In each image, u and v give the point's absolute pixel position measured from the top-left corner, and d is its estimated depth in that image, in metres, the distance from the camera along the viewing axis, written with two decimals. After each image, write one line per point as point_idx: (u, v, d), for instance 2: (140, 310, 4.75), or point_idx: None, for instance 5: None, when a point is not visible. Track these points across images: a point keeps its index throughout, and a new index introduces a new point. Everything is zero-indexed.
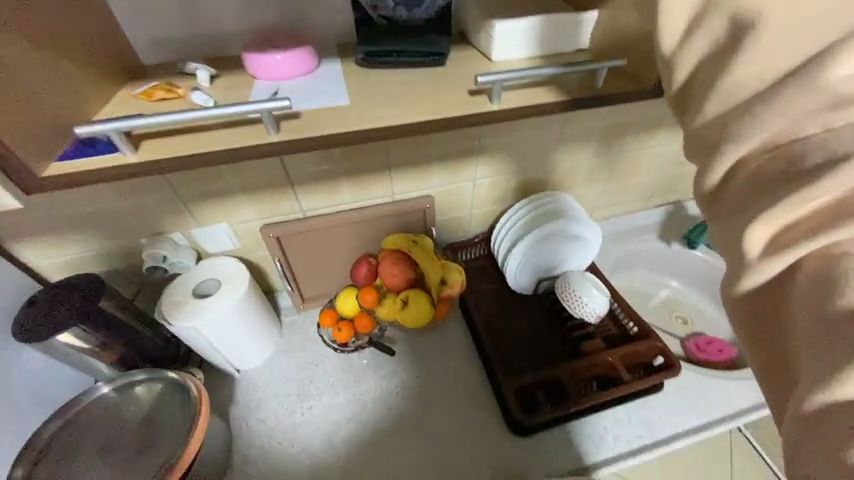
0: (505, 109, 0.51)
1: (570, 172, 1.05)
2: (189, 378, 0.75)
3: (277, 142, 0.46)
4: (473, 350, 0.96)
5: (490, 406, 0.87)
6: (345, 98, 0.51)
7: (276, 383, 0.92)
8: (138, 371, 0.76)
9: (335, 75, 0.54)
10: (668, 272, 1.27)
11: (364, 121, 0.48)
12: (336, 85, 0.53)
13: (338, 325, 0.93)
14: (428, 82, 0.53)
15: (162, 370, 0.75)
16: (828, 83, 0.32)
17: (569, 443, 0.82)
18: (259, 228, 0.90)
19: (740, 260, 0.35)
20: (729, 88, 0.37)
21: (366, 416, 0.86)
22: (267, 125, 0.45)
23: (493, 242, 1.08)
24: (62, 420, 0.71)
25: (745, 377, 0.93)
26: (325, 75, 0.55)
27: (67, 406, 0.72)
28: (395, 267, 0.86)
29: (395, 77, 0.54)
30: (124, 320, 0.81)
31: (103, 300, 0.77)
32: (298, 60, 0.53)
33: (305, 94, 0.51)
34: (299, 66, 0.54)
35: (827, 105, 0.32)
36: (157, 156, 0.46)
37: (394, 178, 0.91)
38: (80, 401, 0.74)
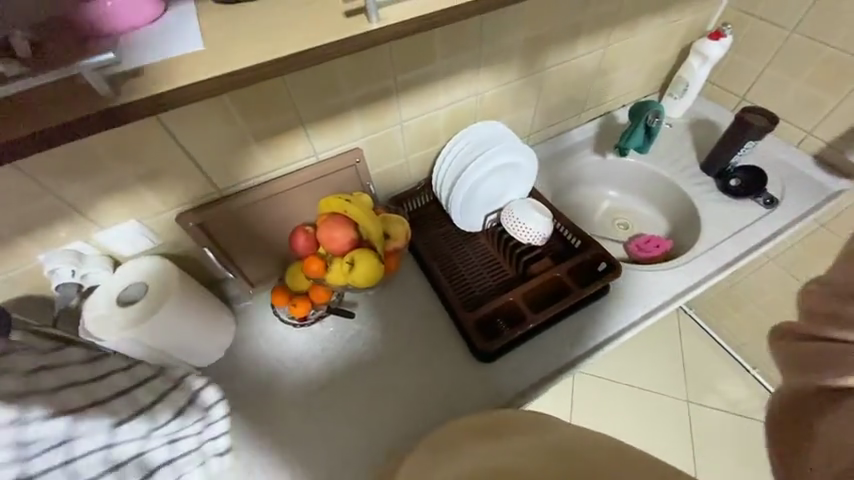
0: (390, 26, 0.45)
1: (498, 97, 1.01)
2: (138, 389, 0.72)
3: (123, 107, 0.39)
4: (433, 295, 0.97)
5: (457, 342, 0.90)
6: (202, 43, 0.44)
7: (240, 372, 0.89)
8: None
9: (191, 20, 0.46)
10: (607, 184, 1.32)
11: (230, 67, 0.42)
12: (190, 30, 0.45)
13: (291, 301, 0.89)
14: (298, 10, 0.46)
15: None
16: None
17: (532, 356, 0.88)
18: (176, 218, 0.82)
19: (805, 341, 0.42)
20: None
21: (339, 380, 0.87)
22: (93, 83, 0.38)
23: (434, 185, 1.06)
24: None
25: (678, 264, 1.01)
26: (175, 19, 0.46)
27: None
28: (334, 229, 0.82)
29: (259, 10, 0.47)
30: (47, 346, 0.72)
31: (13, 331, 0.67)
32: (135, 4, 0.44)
33: (151, 45, 0.43)
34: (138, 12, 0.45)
35: None
36: None
37: (313, 137, 0.84)
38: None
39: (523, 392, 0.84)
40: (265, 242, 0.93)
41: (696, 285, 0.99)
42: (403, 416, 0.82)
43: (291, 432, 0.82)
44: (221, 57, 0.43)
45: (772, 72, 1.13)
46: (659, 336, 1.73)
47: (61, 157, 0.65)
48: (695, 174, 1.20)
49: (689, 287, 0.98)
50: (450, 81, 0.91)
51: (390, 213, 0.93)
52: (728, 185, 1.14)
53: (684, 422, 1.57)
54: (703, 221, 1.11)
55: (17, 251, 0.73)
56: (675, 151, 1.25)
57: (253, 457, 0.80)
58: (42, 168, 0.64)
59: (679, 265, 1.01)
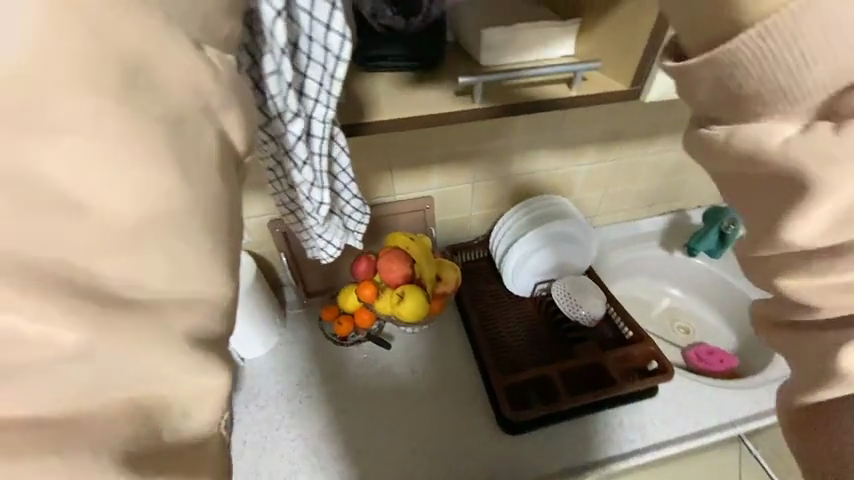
0: (487, 107, 0.56)
1: (569, 176, 1.07)
2: None
3: None
4: (469, 348, 0.97)
5: (482, 402, 0.89)
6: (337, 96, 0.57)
7: (276, 373, 0.95)
8: None
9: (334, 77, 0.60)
10: (670, 281, 1.27)
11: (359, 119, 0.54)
12: None
13: (337, 319, 0.96)
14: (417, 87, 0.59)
15: None
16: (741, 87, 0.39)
17: (557, 441, 0.83)
18: (267, 223, 0.95)
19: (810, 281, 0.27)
20: None
21: (362, 407, 0.90)
22: None
23: (491, 243, 1.09)
24: None
25: (741, 385, 0.92)
26: None
27: None
28: (393, 263, 0.89)
29: (388, 82, 0.60)
30: None
31: None
32: None
33: None
34: None
35: None
36: None
37: (396, 178, 0.95)
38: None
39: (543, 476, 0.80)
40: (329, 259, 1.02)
41: (761, 415, 0.89)
42: (413, 461, 0.82)
43: (307, 445, 0.85)
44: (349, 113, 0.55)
45: None
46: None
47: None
48: None
49: (753, 416, 0.88)
50: (527, 155, 0.99)
51: (445, 260, 0.98)
52: None
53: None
54: None
55: None
56: None
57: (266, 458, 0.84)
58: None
59: (743, 387, 0.92)
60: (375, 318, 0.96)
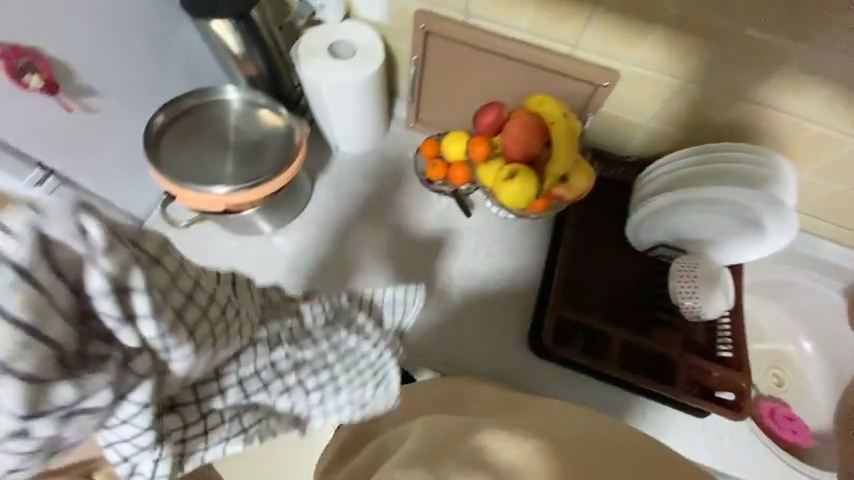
0: None
1: (806, 141, 0.75)
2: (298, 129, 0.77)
3: None
4: (543, 261, 0.87)
5: (525, 312, 0.84)
6: None
7: (360, 176, 0.95)
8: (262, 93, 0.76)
9: None
10: (811, 330, 0.99)
11: None
12: None
13: (434, 162, 0.92)
14: None
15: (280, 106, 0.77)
16: None
17: (575, 385, 0.79)
18: (417, 12, 0.80)
19: None
20: None
21: (417, 249, 0.90)
22: None
23: (644, 173, 0.84)
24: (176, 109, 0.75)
25: (800, 467, 0.79)
26: None
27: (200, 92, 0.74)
28: (525, 132, 0.70)
29: None
30: (271, 42, 0.81)
31: (254, 11, 0.76)
32: None
33: None
34: None
35: None
36: None
37: (592, 24, 0.71)
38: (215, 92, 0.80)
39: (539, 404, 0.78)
40: (457, 92, 0.89)
41: None
42: (436, 319, 0.84)
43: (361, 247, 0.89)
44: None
45: None
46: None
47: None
48: None
49: None
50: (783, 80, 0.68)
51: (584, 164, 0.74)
52: None
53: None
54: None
55: None
56: None
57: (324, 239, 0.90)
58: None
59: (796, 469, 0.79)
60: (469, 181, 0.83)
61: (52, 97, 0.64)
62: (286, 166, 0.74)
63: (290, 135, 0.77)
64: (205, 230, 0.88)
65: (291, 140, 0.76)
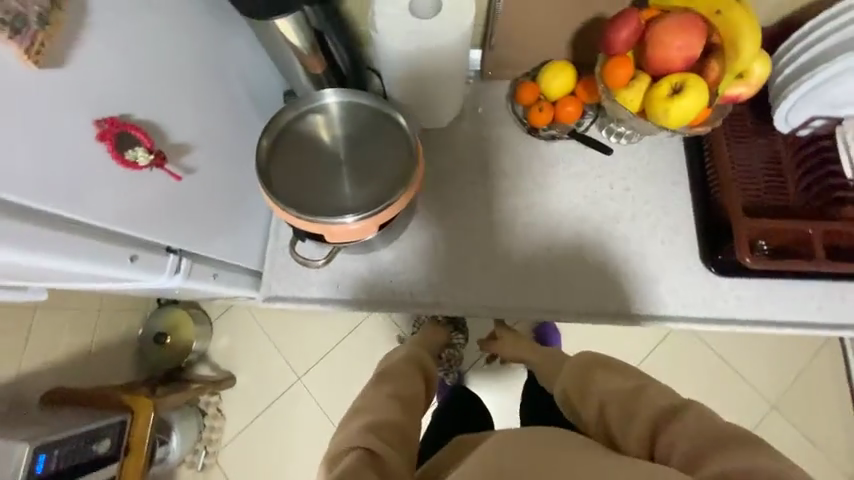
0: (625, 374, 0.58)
1: None
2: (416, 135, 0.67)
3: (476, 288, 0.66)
4: (693, 176, 0.80)
5: (688, 233, 0.78)
6: None
7: (458, 150, 0.87)
8: (368, 96, 0.68)
9: None
10: None
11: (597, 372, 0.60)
12: None
13: (537, 105, 0.81)
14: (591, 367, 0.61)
15: (395, 111, 0.68)
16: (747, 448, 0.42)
17: (768, 294, 0.75)
18: None
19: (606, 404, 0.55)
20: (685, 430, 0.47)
21: (549, 206, 0.82)
22: None
23: (788, 48, 0.77)
24: (276, 131, 0.66)
25: None
26: None
27: (303, 100, 0.68)
28: (686, 34, 0.59)
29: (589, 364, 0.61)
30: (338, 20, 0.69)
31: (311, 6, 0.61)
32: None
33: None
34: None
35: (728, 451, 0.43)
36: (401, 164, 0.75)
37: None
38: (307, 100, 0.68)
39: (733, 322, 0.74)
40: (552, 19, 0.77)
41: None
42: (602, 274, 0.78)
43: (492, 224, 0.82)
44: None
45: None
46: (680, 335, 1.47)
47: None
48: None
49: None
50: None
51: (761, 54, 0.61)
52: None
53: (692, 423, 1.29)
54: None
55: None
56: None
57: (450, 228, 0.82)
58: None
59: None
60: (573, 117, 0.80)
61: (162, 170, 0.53)
62: (416, 171, 0.64)
63: (406, 135, 0.67)
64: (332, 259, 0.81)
65: (409, 140, 0.67)
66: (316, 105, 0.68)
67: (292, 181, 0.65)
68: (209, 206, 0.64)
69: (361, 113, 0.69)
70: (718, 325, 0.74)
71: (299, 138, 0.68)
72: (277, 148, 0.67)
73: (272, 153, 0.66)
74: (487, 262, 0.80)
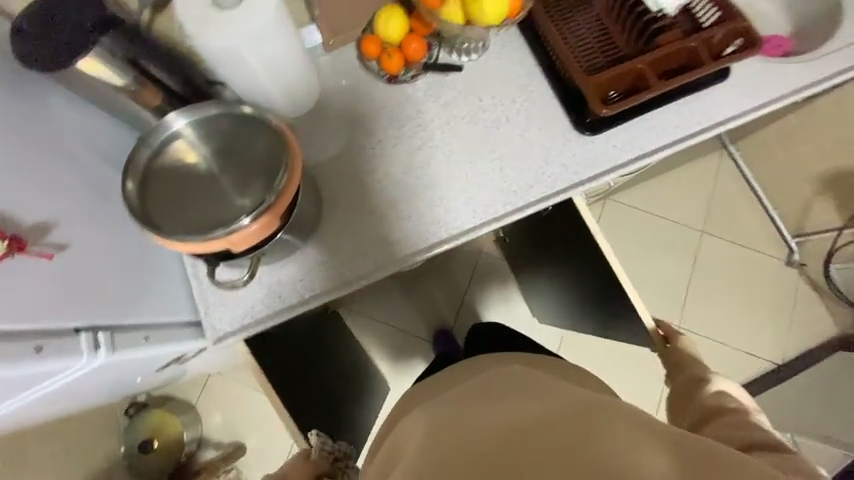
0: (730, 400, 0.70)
1: None
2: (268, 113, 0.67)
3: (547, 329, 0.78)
4: (539, 62, 0.88)
5: (556, 113, 0.86)
6: None
7: (335, 125, 0.88)
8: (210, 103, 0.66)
9: None
10: None
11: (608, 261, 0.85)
12: None
13: (384, 54, 0.86)
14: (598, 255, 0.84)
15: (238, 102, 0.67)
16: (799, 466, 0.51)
17: (636, 132, 0.85)
18: None
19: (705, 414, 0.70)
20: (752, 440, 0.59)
21: (435, 141, 0.87)
22: None
23: None
24: (137, 177, 0.65)
25: (807, 59, 0.92)
26: None
27: (148, 136, 0.65)
28: None
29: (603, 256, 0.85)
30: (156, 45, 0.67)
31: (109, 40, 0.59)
32: None
33: None
34: None
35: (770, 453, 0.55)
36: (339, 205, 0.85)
37: None
38: (156, 133, 0.66)
39: (620, 164, 0.84)
40: None
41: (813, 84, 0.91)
42: (504, 177, 0.84)
43: (394, 177, 0.85)
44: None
45: None
46: (603, 220, 1.78)
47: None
48: None
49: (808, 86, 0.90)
50: None
51: None
52: None
53: (648, 294, 1.73)
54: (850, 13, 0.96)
55: None
56: None
57: (360, 197, 0.84)
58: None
59: (806, 61, 0.91)
60: (422, 50, 0.85)
61: (25, 254, 0.53)
62: (292, 149, 0.65)
63: (266, 122, 0.67)
64: (259, 275, 0.79)
65: (271, 127, 0.67)
66: (166, 136, 0.67)
67: (178, 216, 0.64)
68: (103, 273, 0.65)
69: (215, 123, 0.68)
70: (610, 173, 0.84)
71: (166, 173, 0.66)
72: (148, 193, 0.65)
73: (144, 201, 0.64)
74: (405, 214, 0.83)
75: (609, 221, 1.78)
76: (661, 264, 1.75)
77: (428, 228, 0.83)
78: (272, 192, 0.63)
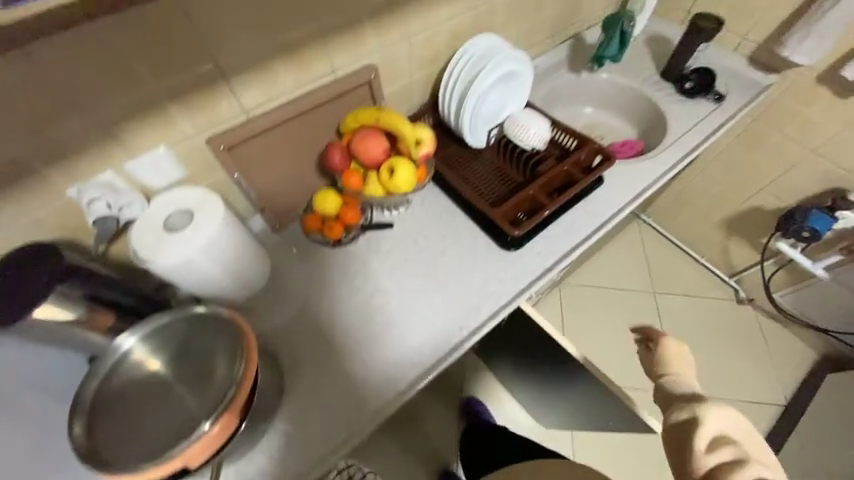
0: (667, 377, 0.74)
1: (488, 15, 1.09)
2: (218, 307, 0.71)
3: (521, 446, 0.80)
4: (455, 203, 1.06)
5: (482, 239, 1.00)
6: None
7: (288, 294, 0.94)
8: (161, 314, 0.69)
9: None
10: (581, 101, 1.47)
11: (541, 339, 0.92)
12: None
13: (324, 225, 0.97)
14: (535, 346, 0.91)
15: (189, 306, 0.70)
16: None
17: (551, 239, 1.00)
18: (204, 143, 0.79)
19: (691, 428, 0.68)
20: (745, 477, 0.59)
21: (383, 289, 0.94)
22: None
23: (441, 108, 1.12)
24: (86, 415, 0.64)
25: (654, 155, 1.19)
26: None
27: (98, 367, 0.66)
28: (368, 142, 0.85)
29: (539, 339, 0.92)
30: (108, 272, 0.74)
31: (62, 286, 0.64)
32: None
33: None
34: None
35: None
36: (298, 369, 0.85)
37: (333, 50, 0.85)
38: (106, 361, 0.67)
39: (549, 268, 0.96)
40: (289, 170, 0.94)
41: (667, 170, 1.16)
42: (452, 304, 0.92)
43: (351, 331, 0.89)
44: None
45: None
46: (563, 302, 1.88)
47: (78, 48, 0.59)
48: (658, 81, 1.38)
49: (663, 173, 1.15)
50: None
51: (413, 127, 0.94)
52: (683, 87, 1.33)
53: (617, 370, 1.73)
54: (670, 117, 1.28)
55: (43, 182, 0.66)
56: (640, 64, 1.42)
57: (323, 359, 0.86)
58: (56, 57, 0.58)
59: (655, 156, 1.18)
60: (359, 212, 0.98)
61: None
62: (246, 338, 0.68)
63: (215, 318, 0.71)
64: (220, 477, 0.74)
65: (224, 320, 0.70)
66: (116, 360, 0.68)
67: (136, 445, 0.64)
68: None
69: (167, 332, 0.71)
70: (542, 278, 0.95)
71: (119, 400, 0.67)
72: (101, 427, 0.65)
73: (97, 439, 0.63)
74: (369, 364, 0.85)
75: (568, 302, 1.88)
76: (617, 335, 1.80)
77: (396, 372, 0.84)
78: (231, 388, 0.63)
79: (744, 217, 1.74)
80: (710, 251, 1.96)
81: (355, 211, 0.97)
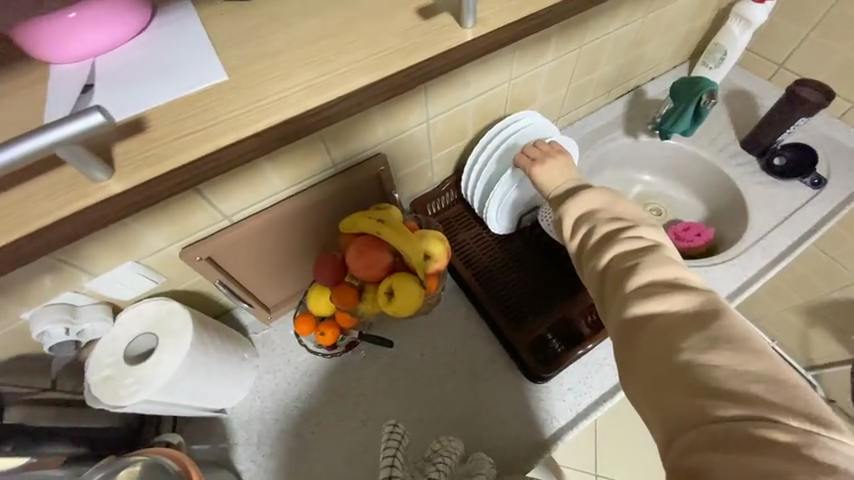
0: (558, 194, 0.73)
1: (528, 83, 0.91)
2: (162, 453, 0.63)
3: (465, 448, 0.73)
4: (474, 311, 0.91)
5: (500, 357, 0.86)
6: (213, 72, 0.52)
7: (272, 409, 0.83)
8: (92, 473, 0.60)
9: (168, 36, 0.55)
10: (637, 167, 1.24)
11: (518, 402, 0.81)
12: (179, 53, 0.53)
13: (318, 329, 0.81)
14: (529, 450, 0.77)
15: (127, 458, 0.62)
16: (719, 374, 0.43)
17: (588, 369, 0.83)
18: (178, 253, 0.69)
19: (621, 292, 0.55)
20: (672, 330, 0.48)
21: (380, 412, 0.82)
22: (95, 170, 0.45)
23: (464, 189, 0.96)
24: None
25: (732, 255, 0.97)
26: (154, 40, 0.55)
27: None
28: (367, 258, 0.71)
29: (518, 414, 0.80)
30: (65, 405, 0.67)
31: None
32: (95, 25, 0.50)
33: (138, 74, 0.52)
34: (101, 35, 0.51)
35: (703, 344, 0.45)
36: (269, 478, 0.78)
37: (332, 144, 0.71)
38: None
39: (583, 409, 0.80)
40: (281, 267, 0.82)
41: (746, 280, 0.95)
42: (452, 434, 0.79)
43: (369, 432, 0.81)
44: (261, 115, 0.50)
45: (818, 38, 1.05)
46: None
47: None
48: (736, 153, 1.13)
49: (739, 284, 0.94)
50: (486, 68, 0.79)
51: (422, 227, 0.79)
52: (771, 164, 1.08)
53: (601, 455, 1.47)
54: (751, 204, 1.05)
55: None
56: (714, 129, 1.17)
57: (346, 472, 0.78)
58: None
59: (728, 259, 0.97)
60: (357, 317, 0.83)
61: None
62: None
63: (162, 467, 0.63)
64: None
65: (171, 472, 0.62)
66: None
67: None
68: None
69: None
70: (574, 427, 0.79)
71: None
72: None
73: None
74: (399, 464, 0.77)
75: None
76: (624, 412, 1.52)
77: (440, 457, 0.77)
78: None
79: (830, 307, 1.43)
80: (783, 335, 1.65)
81: (354, 313, 0.81)
